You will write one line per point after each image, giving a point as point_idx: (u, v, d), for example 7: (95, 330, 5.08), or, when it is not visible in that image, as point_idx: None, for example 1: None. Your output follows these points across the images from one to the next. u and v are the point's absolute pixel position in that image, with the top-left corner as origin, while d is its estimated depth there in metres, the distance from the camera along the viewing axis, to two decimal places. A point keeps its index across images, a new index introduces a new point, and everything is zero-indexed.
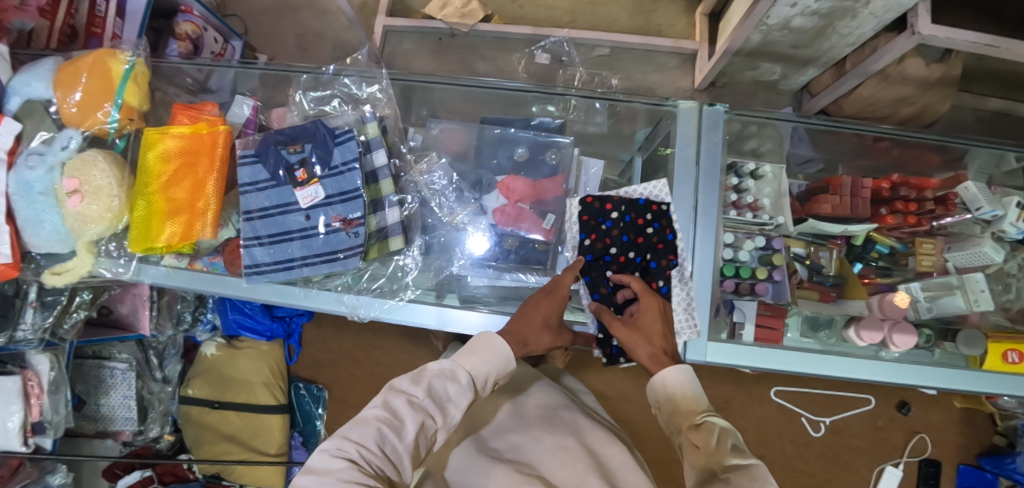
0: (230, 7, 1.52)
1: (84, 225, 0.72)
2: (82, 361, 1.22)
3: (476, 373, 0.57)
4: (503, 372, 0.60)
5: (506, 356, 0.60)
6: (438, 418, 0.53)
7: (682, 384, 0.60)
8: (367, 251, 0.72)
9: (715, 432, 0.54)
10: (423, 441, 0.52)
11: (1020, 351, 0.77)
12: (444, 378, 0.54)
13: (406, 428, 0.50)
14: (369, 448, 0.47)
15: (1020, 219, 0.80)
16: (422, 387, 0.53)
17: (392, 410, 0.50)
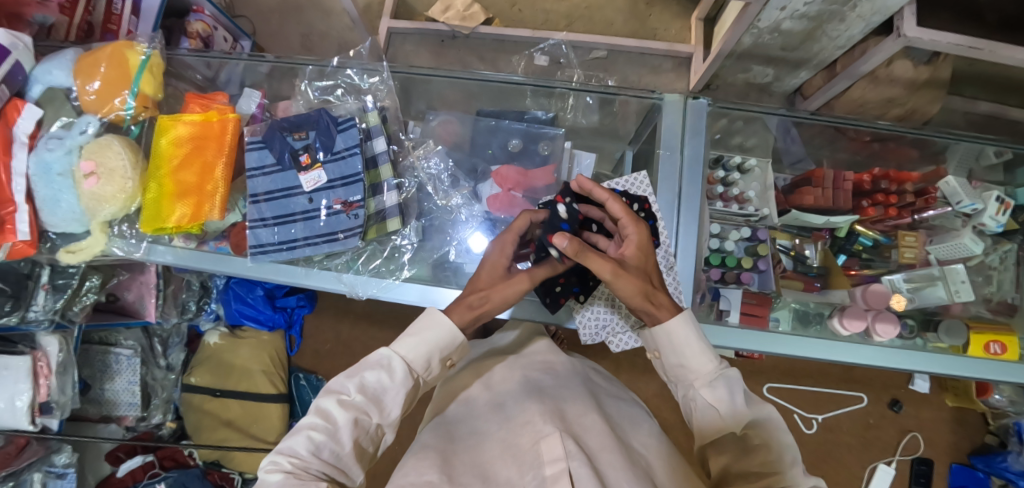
0: (239, 8, 1.58)
1: (99, 205, 0.75)
2: (88, 346, 1.25)
3: (415, 358, 0.56)
4: (456, 351, 0.60)
5: (451, 333, 0.58)
6: (373, 413, 0.54)
7: (688, 336, 0.57)
8: (367, 232, 0.75)
9: (729, 387, 0.55)
10: (363, 435, 0.54)
11: (1001, 342, 0.80)
12: (377, 372, 0.55)
13: (338, 427, 0.52)
14: (303, 456, 0.50)
15: (998, 213, 0.83)
16: (354, 384, 0.54)
17: (324, 415, 0.52)
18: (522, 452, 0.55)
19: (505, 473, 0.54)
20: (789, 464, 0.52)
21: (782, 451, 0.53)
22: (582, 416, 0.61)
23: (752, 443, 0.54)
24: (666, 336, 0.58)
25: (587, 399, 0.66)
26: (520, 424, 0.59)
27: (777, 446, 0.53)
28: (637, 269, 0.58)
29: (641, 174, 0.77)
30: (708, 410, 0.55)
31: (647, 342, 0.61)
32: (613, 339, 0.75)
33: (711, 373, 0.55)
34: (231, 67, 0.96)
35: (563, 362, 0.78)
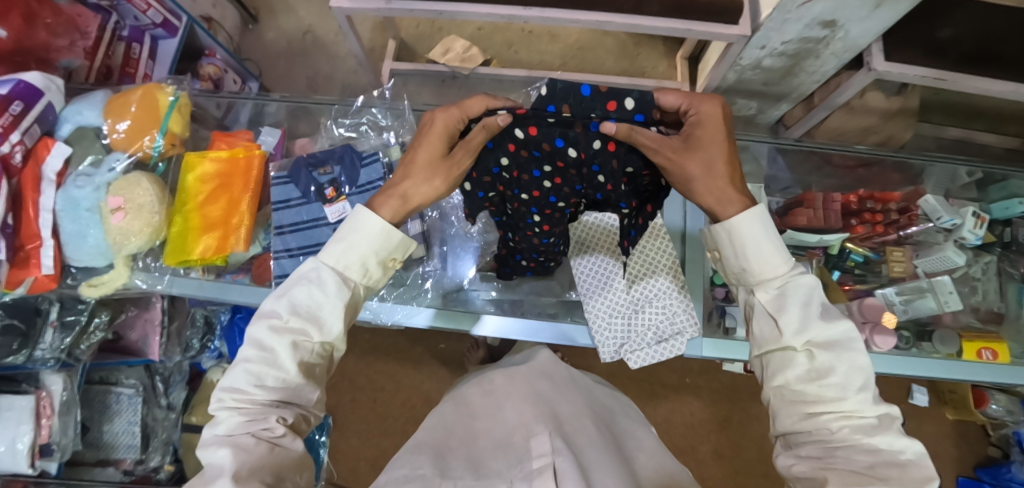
0: (247, 53, 1.66)
1: (126, 239, 0.77)
2: (88, 387, 1.26)
3: (346, 264, 0.52)
4: (396, 248, 0.55)
5: (381, 228, 0.52)
6: (313, 332, 0.50)
7: (759, 231, 0.50)
8: None
9: (801, 293, 0.48)
10: (312, 361, 0.50)
11: (993, 349, 0.85)
12: (306, 288, 0.50)
13: (277, 356, 0.48)
14: (246, 393, 0.47)
15: (975, 227, 0.89)
16: (286, 307, 0.49)
17: (259, 346, 0.48)
18: (514, 448, 0.60)
19: (494, 467, 0.59)
20: (855, 391, 0.44)
21: (851, 376, 0.45)
22: (577, 422, 0.66)
23: (817, 365, 0.45)
24: (726, 232, 0.51)
25: (578, 401, 0.71)
26: (516, 427, 0.63)
27: (846, 372, 0.45)
28: (708, 155, 0.50)
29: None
30: (766, 320, 0.49)
31: (707, 238, 0.55)
32: (632, 355, 0.77)
33: (779, 279, 0.50)
34: (253, 107, 1.02)
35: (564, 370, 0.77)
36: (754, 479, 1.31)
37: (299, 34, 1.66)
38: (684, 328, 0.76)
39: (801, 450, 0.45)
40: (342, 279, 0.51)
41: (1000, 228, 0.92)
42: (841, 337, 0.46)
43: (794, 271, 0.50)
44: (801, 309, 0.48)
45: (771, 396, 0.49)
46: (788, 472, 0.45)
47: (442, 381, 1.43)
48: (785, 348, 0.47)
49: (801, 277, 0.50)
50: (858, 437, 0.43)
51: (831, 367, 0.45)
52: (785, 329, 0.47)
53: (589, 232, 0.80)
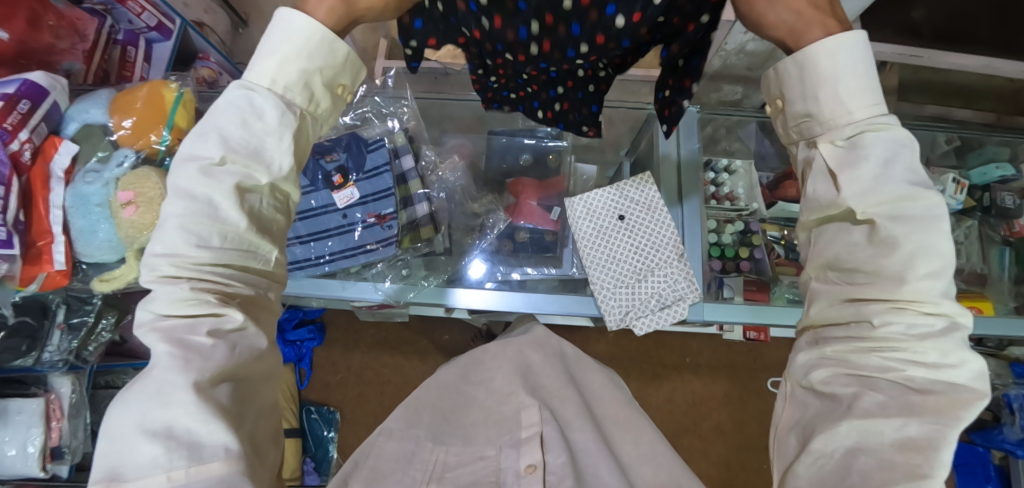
0: (240, 57, 1.67)
1: (138, 232, 0.78)
2: (95, 392, 1.27)
3: (285, 85, 0.41)
4: (343, 70, 0.45)
5: (320, 36, 0.41)
6: (256, 168, 0.40)
7: (839, 62, 0.39)
8: (402, 240, 0.81)
9: (874, 141, 0.38)
10: (260, 220, 0.41)
11: (979, 308, 0.89)
12: (232, 117, 0.40)
13: (215, 206, 0.39)
14: (181, 255, 0.38)
15: (956, 193, 0.92)
16: (215, 144, 0.39)
17: (187, 195, 0.39)
18: (503, 418, 0.61)
19: (483, 435, 0.59)
20: (921, 278, 0.35)
21: (919, 257, 0.35)
22: (562, 392, 0.66)
23: (879, 238, 0.37)
24: (796, 65, 0.41)
25: (563, 366, 0.73)
26: (507, 395, 0.64)
27: (913, 253, 0.35)
28: None
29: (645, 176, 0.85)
30: (823, 181, 0.41)
31: (768, 85, 0.46)
32: (638, 323, 0.81)
33: (853, 123, 0.39)
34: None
35: (557, 341, 0.77)
36: (755, 452, 1.35)
37: None
38: (687, 295, 0.80)
39: (827, 350, 0.39)
40: (284, 104, 0.41)
41: (980, 193, 0.95)
42: (922, 212, 0.36)
43: (874, 116, 0.39)
44: (875, 166, 0.38)
45: (813, 277, 0.42)
46: (805, 376, 0.39)
47: None
48: (844, 214, 0.39)
49: (883, 126, 0.39)
50: (903, 340, 0.36)
51: (893, 246, 0.36)
52: (846, 187, 0.38)
53: (590, 209, 0.85)
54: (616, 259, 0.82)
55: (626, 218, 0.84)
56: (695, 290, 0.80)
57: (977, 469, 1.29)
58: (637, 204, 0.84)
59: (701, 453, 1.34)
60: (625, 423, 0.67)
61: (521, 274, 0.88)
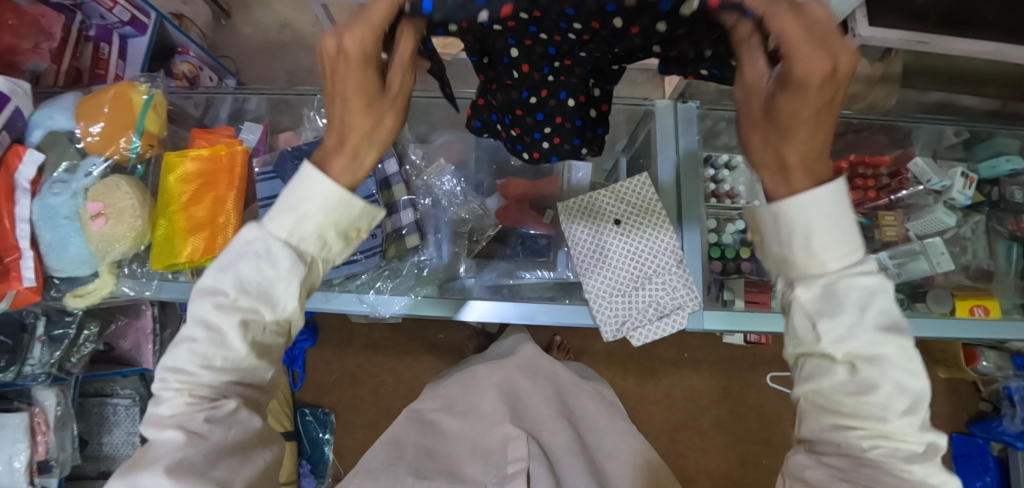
0: (222, 49, 1.61)
1: (109, 245, 0.75)
2: (83, 400, 1.24)
3: (302, 237, 0.42)
4: (360, 217, 0.44)
5: (337, 196, 0.41)
6: (264, 309, 0.41)
7: (824, 213, 0.37)
8: (386, 250, 0.77)
9: (855, 297, 0.37)
10: (266, 341, 0.43)
11: (985, 306, 0.85)
12: (253, 262, 0.40)
13: (223, 336, 0.40)
14: (187, 373, 0.40)
15: (964, 187, 0.89)
16: (228, 278, 0.40)
17: (200, 320, 0.40)
18: (489, 452, 0.66)
19: (470, 471, 0.66)
20: (900, 416, 0.36)
21: (894, 397, 0.36)
22: (550, 426, 0.69)
23: (859, 380, 0.36)
24: (772, 214, 0.39)
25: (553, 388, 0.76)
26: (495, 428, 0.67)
27: (891, 394, 0.36)
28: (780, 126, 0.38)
29: (642, 177, 0.81)
30: (799, 319, 0.38)
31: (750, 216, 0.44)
32: (635, 333, 0.78)
33: (831, 277, 0.37)
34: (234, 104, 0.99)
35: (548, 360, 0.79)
36: (756, 446, 1.34)
37: (275, 27, 1.61)
38: (686, 304, 0.77)
39: (802, 436, 0.41)
40: (299, 256, 0.41)
41: (988, 187, 0.92)
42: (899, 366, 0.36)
43: (850, 269, 0.37)
44: (854, 314, 0.36)
45: (802, 397, 0.41)
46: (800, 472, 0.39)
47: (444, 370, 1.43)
48: (824, 355, 0.38)
49: (865, 281, 0.37)
50: (891, 460, 0.36)
51: (873, 386, 0.36)
52: (825, 334, 0.37)
53: (584, 215, 0.81)
54: (613, 266, 0.79)
55: (623, 223, 0.80)
56: (695, 296, 0.77)
57: (977, 461, 1.28)
58: (633, 207, 0.80)
59: (700, 449, 1.34)
60: (615, 457, 0.71)
61: (512, 280, 0.85)
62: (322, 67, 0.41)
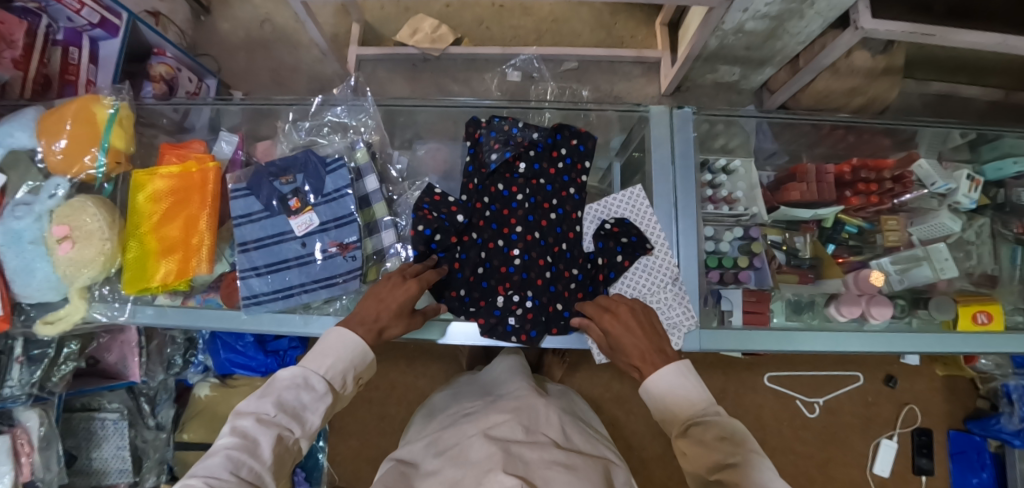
0: (202, 48, 1.55)
1: (78, 270, 0.71)
2: (70, 415, 1.21)
3: (333, 374, 0.56)
4: (367, 369, 0.61)
5: (364, 348, 0.59)
6: (295, 427, 0.52)
7: (671, 383, 0.56)
8: (366, 273, 0.73)
9: (704, 430, 0.51)
10: (284, 458, 0.51)
11: (987, 312, 0.84)
12: (292, 390, 0.53)
13: (259, 446, 0.48)
14: (220, 477, 0.44)
15: (970, 191, 0.87)
16: (270, 402, 0.51)
17: (242, 434, 0.48)
18: None
19: None
20: None
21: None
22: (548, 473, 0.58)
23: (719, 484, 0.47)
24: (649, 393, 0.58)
25: (555, 435, 0.67)
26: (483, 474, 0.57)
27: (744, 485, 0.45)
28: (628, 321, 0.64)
29: (636, 189, 0.76)
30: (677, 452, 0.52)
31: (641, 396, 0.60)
32: None
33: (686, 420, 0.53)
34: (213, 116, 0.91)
35: (540, 403, 0.73)
36: None
37: (256, 23, 1.55)
38: (681, 322, 0.72)
39: None
40: (329, 388, 0.55)
41: (994, 189, 0.90)
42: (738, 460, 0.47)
43: (701, 412, 0.53)
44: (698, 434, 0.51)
45: None
46: None
47: (437, 375, 1.40)
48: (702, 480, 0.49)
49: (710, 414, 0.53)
50: None
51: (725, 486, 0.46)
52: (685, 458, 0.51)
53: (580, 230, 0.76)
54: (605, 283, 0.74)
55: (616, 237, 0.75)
56: (691, 316, 0.72)
57: (973, 458, 1.27)
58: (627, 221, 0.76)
59: None
60: None
61: None
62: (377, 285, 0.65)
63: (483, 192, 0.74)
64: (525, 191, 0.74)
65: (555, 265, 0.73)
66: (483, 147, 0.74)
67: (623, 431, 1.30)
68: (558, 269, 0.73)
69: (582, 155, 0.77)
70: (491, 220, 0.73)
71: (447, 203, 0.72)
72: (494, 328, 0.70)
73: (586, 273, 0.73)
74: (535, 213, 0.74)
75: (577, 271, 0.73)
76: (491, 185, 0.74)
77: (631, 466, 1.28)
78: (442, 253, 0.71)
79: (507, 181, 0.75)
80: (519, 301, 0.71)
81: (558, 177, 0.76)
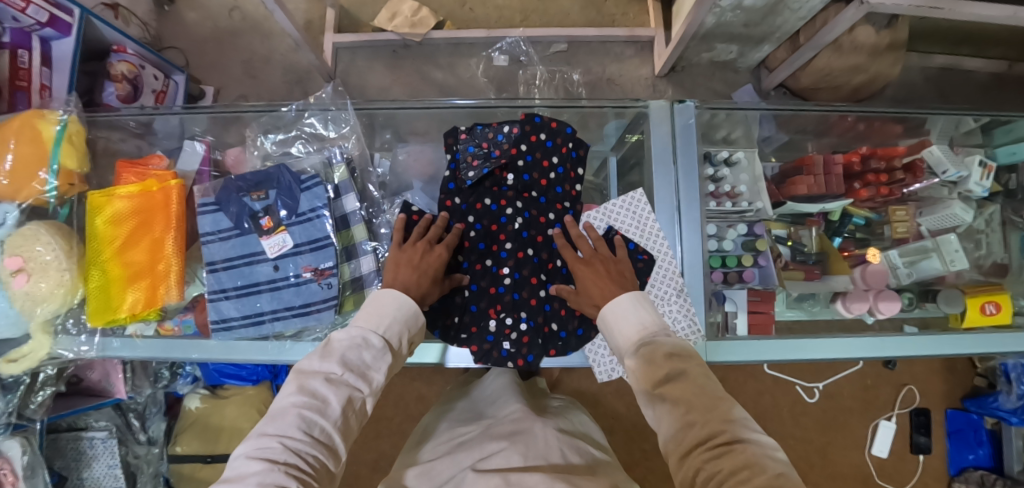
0: (166, 40, 1.44)
1: (35, 305, 0.66)
2: (57, 435, 1.17)
3: (389, 333, 0.54)
4: (420, 330, 0.59)
5: (412, 308, 0.57)
6: (362, 387, 0.50)
7: (623, 310, 0.54)
8: (343, 304, 0.66)
9: (653, 347, 0.49)
10: (354, 417, 0.49)
11: (996, 302, 0.81)
12: (352, 348, 0.51)
13: (329, 406, 0.46)
14: (292, 437, 0.44)
15: (982, 178, 0.83)
16: (335, 362, 0.49)
17: (310, 393, 0.47)
18: None
19: None
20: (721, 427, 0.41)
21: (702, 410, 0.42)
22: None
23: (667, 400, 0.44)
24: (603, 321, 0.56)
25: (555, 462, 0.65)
26: None
27: (700, 407, 0.42)
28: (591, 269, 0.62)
29: (636, 193, 0.72)
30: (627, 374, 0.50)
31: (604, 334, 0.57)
32: None
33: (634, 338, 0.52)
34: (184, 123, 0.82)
35: (538, 427, 0.71)
36: None
37: (223, 11, 1.44)
38: (686, 337, 0.68)
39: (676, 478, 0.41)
40: (387, 347, 0.53)
41: (1007, 175, 0.87)
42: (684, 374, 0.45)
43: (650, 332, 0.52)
44: (644, 353, 0.49)
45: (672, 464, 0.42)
46: None
47: (433, 376, 1.37)
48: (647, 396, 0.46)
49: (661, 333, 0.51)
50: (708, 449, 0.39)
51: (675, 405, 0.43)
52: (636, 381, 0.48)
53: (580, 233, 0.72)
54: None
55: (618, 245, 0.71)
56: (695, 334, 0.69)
57: (970, 435, 1.29)
58: (628, 228, 0.71)
59: None
60: None
61: None
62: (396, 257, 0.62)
63: (466, 210, 0.68)
64: (515, 205, 0.69)
65: (552, 282, 0.68)
66: (460, 164, 0.69)
67: (623, 425, 1.29)
68: (555, 287, 0.68)
69: (574, 161, 0.70)
70: (479, 239, 0.68)
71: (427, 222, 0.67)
72: (487, 353, 0.66)
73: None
74: (527, 227, 0.69)
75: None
76: (476, 201, 0.69)
77: (632, 459, 1.28)
78: None
79: (495, 194, 0.69)
80: (513, 325, 0.67)
81: (551, 188, 0.69)
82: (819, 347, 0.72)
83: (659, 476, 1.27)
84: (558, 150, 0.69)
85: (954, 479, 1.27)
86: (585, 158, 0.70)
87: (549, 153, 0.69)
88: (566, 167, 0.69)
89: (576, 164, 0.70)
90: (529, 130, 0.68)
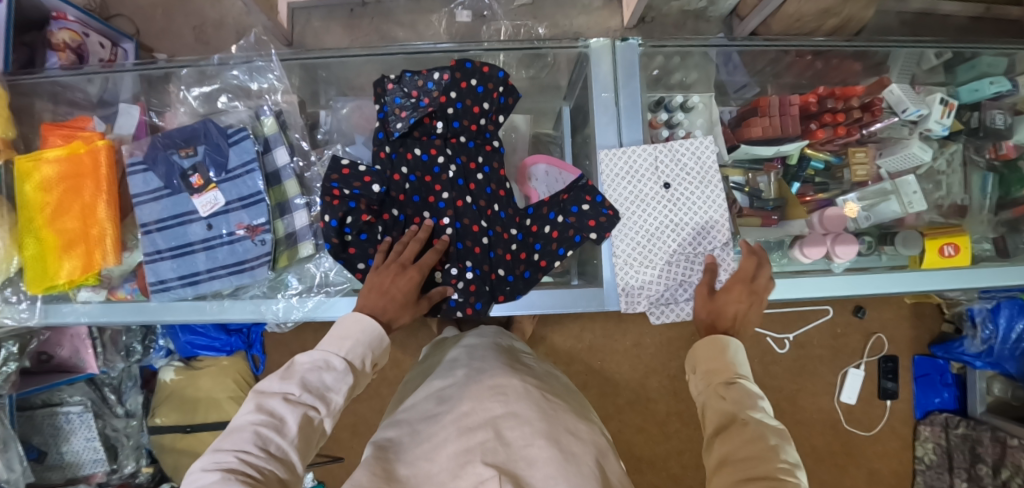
0: (114, 7, 1.37)
1: None
2: (32, 412, 1.16)
3: (353, 357, 0.51)
4: (382, 354, 0.56)
5: (377, 332, 0.55)
6: (322, 409, 0.47)
7: (733, 348, 0.56)
8: (276, 260, 0.66)
9: (749, 390, 0.50)
10: (312, 439, 0.45)
11: (955, 244, 0.80)
12: (316, 369, 0.48)
13: (287, 424, 0.43)
14: (248, 452, 0.40)
15: (942, 116, 0.82)
16: (295, 382, 0.46)
17: (269, 412, 0.43)
18: (431, 476, 0.48)
19: None
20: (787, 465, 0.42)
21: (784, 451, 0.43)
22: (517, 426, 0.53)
23: (752, 430, 0.45)
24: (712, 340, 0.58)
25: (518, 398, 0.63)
26: (435, 445, 0.52)
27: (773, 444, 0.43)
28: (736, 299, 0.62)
29: (704, 140, 0.70)
30: (715, 393, 0.52)
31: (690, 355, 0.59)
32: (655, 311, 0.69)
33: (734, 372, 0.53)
34: (132, 84, 0.78)
35: (517, 382, 0.61)
36: None
37: None
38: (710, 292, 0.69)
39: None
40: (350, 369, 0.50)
41: (968, 113, 0.85)
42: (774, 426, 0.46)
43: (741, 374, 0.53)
44: (732, 391, 0.51)
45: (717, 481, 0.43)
46: None
47: (408, 342, 1.37)
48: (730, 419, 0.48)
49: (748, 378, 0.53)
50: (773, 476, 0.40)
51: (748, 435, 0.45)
52: (719, 405, 0.50)
53: (630, 167, 0.69)
54: (646, 240, 0.68)
55: (672, 187, 0.69)
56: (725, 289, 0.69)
57: (936, 379, 1.31)
58: (688, 171, 0.69)
59: (671, 391, 1.30)
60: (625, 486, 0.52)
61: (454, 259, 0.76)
62: (370, 282, 0.60)
63: (397, 162, 0.66)
64: (445, 152, 0.68)
65: (492, 228, 0.68)
66: (388, 115, 0.66)
67: (597, 380, 1.30)
68: (496, 232, 0.68)
69: (500, 108, 0.68)
70: (413, 192, 0.67)
71: (357, 176, 0.65)
72: (437, 305, 0.67)
73: (524, 231, 0.68)
74: (462, 175, 0.68)
75: (516, 230, 0.68)
76: (405, 151, 0.67)
77: (606, 412, 1.30)
78: (361, 235, 0.65)
79: (424, 144, 0.68)
80: (457, 275, 0.67)
81: (480, 133, 0.69)
82: (777, 287, 0.74)
83: (633, 429, 1.30)
84: (489, 96, 0.66)
85: (920, 421, 1.30)
86: (513, 106, 0.69)
87: (480, 100, 0.66)
88: (495, 111, 0.68)
89: (501, 111, 0.68)
90: (460, 77, 0.65)
